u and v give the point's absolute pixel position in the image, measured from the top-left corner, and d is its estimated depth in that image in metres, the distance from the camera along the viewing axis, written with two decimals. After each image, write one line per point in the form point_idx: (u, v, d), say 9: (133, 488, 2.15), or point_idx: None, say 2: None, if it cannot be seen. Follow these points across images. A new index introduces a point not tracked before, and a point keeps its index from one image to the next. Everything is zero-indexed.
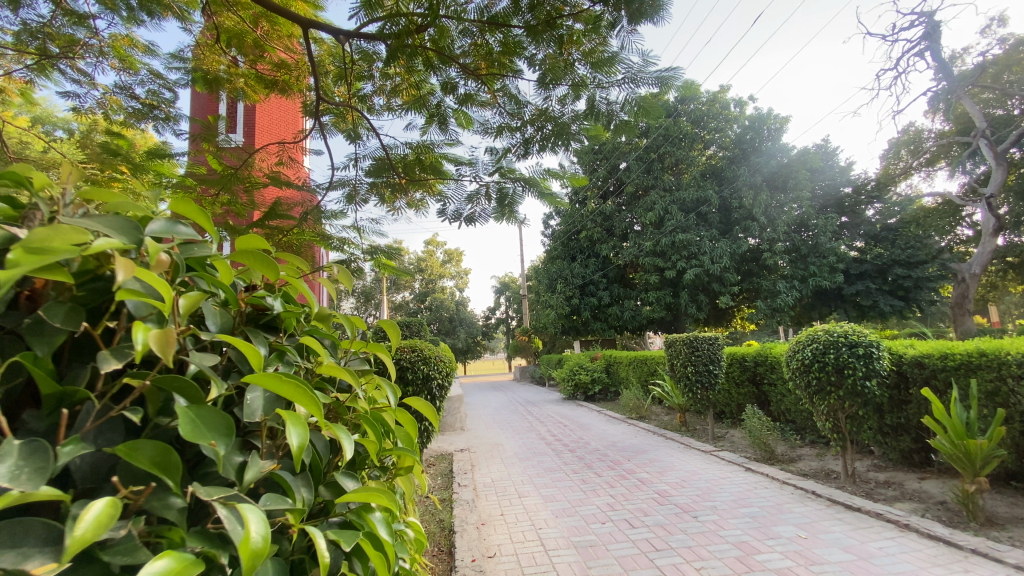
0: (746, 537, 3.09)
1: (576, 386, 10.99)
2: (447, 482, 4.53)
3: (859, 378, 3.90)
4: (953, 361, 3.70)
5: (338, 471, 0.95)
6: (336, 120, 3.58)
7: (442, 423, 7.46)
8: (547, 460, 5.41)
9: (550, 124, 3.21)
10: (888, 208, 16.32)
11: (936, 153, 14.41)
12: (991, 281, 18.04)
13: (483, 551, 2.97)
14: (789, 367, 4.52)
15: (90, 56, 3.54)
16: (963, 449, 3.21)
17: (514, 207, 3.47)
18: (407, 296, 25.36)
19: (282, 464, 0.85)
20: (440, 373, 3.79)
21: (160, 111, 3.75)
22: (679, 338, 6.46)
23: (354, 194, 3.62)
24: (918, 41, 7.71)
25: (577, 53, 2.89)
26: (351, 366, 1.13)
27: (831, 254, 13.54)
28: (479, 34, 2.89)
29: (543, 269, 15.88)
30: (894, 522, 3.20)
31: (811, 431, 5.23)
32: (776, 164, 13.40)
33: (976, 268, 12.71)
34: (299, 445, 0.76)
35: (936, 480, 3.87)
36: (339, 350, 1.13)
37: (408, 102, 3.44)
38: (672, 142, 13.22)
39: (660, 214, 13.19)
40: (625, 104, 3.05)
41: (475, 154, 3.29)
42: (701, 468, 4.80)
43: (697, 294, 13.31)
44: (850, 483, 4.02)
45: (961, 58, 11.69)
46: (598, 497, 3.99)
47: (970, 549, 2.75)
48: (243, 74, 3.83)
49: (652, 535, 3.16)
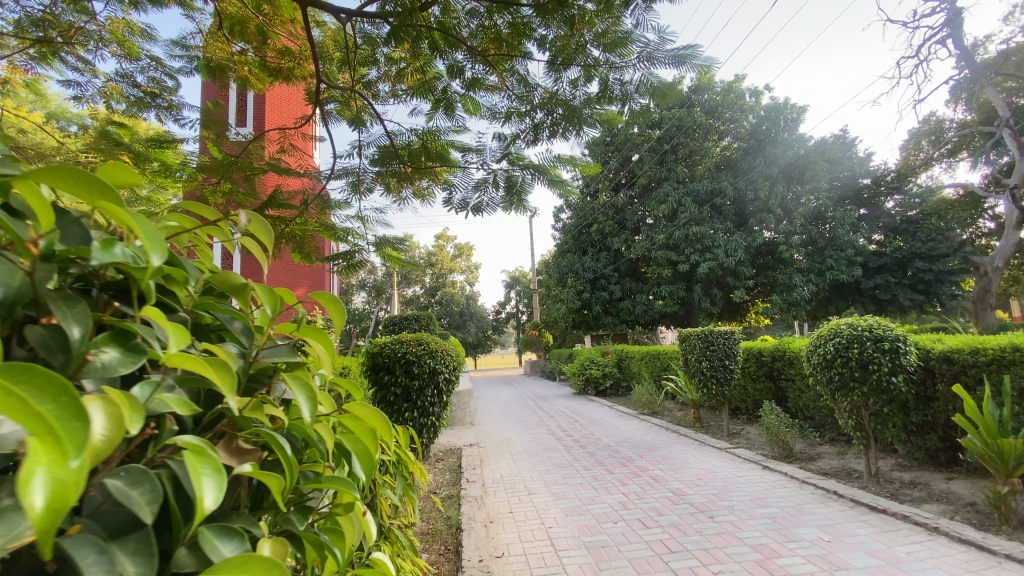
0: (765, 539, 2.95)
1: (587, 381, 10.88)
2: (455, 478, 4.45)
3: (885, 373, 3.72)
4: (985, 357, 3.51)
5: (211, 530, 0.61)
6: (341, 107, 3.48)
7: (452, 417, 7.42)
8: (557, 456, 5.31)
9: (561, 108, 3.06)
10: (908, 199, 15.90)
11: (959, 143, 13.99)
12: (1014, 275, 17.54)
13: (490, 551, 2.87)
14: (809, 362, 4.35)
15: (90, 42, 3.48)
16: (995, 449, 3.03)
17: (523, 196, 3.33)
18: (419, 290, 25.48)
19: (87, 527, 0.50)
20: (446, 367, 3.70)
21: (163, 99, 3.64)
22: (694, 332, 6.31)
23: (358, 183, 3.50)
24: (941, 27, 7.45)
25: (589, 35, 2.73)
26: (268, 359, 0.81)
27: (850, 247, 13.13)
28: (488, 15, 2.80)
29: (554, 263, 15.78)
30: (921, 525, 3.04)
31: (831, 429, 5.07)
32: (793, 155, 13.07)
33: (999, 261, 12.33)
34: (47, 504, 0.40)
35: (964, 481, 3.69)
36: (255, 336, 0.83)
37: (413, 87, 3.33)
38: (685, 133, 12.99)
39: (673, 206, 12.98)
40: (640, 85, 2.92)
41: (483, 141, 3.18)
42: (716, 466, 4.66)
43: (710, 288, 13.07)
44: (873, 483, 3.86)
45: (985, 44, 11.31)
46: (609, 495, 3.88)
47: (1004, 554, 2.58)
48: (249, 62, 3.75)
49: (666, 536, 3.04)
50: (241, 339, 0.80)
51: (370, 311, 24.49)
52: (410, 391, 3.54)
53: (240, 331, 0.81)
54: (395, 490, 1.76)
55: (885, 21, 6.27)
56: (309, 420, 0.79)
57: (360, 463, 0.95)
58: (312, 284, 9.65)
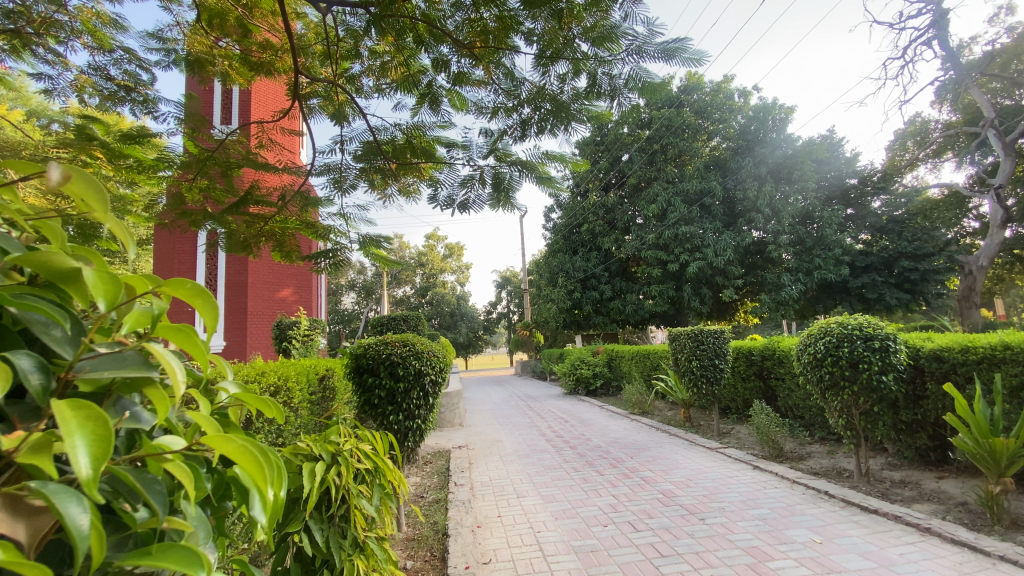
0: (757, 542, 2.90)
1: (578, 381, 10.83)
2: (443, 481, 4.36)
3: (875, 372, 3.70)
4: (975, 355, 3.49)
5: None
6: (324, 102, 3.37)
7: (440, 419, 7.33)
8: (547, 458, 5.24)
9: (548, 103, 2.95)
10: (894, 199, 16.05)
11: (943, 144, 14.18)
12: (998, 274, 17.78)
13: (477, 557, 2.79)
14: (800, 362, 4.32)
15: (63, 35, 3.42)
16: (987, 449, 3.01)
17: (511, 193, 3.22)
18: (408, 290, 25.35)
19: None
20: (432, 369, 3.60)
21: (138, 94, 3.39)
22: (684, 331, 6.27)
23: (341, 180, 3.41)
24: (927, 29, 7.50)
25: (577, 28, 2.67)
26: (91, 374, 0.62)
27: (837, 247, 13.15)
28: (473, 9, 2.70)
29: (545, 262, 15.73)
30: (913, 525, 3.01)
31: (821, 428, 5.06)
32: (781, 155, 13.12)
33: (984, 260, 12.44)
34: None
35: (955, 480, 3.67)
36: (85, 347, 0.64)
37: (398, 81, 3.24)
38: (674, 133, 12.97)
39: (662, 206, 12.96)
40: (630, 78, 2.85)
41: (469, 136, 3.10)
42: (707, 466, 4.63)
43: (700, 287, 13.10)
44: (863, 482, 3.85)
45: (969, 46, 11.45)
46: (599, 497, 3.83)
47: (997, 555, 2.55)
48: (228, 56, 3.62)
49: (657, 540, 2.98)
50: (62, 343, 0.62)
51: (360, 312, 24.26)
52: (395, 393, 3.44)
53: (62, 337, 0.63)
54: (371, 500, 1.69)
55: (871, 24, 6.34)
56: (90, 480, 0.51)
57: (259, 505, 0.79)
58: (299, 284, 9.48)
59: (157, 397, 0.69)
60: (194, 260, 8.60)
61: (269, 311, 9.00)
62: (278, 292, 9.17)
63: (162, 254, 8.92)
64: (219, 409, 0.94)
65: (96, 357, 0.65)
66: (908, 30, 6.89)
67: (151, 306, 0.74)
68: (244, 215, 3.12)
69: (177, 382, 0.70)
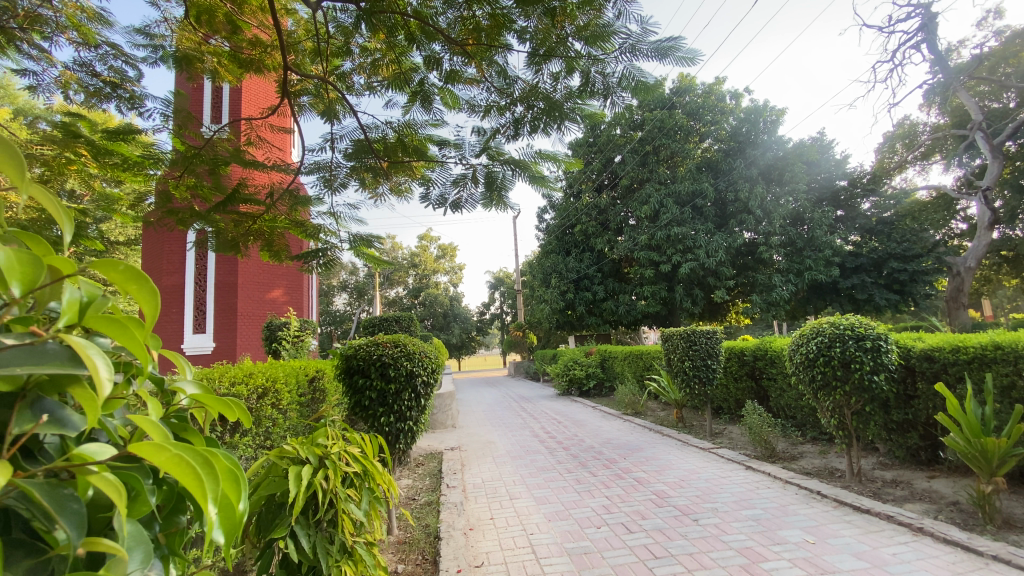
0: (751, 542, 2.89)
1: (570, 381, 10.81)
2: (434, 484, 4.32)
3: (866, 372, 3.71)
4: (965, 355, 3.51)
5: None
6: (314, 100, 3.33)
7: (432, 421, 7.28)
8: (540, 459, 5.22)
9: (541, 102, 2.93)
10: (883, 201, 16.21)
11: (931, 147, 14.35)
12: (985, 275, 18.00)
13: (469, 560, 2.76)
14: (792, 362, 4.33)
15: (48, 30, 3.37)
16: (978, 448, 3.02)
17: (504, 192, 3.18)
18: (401, 291, 25.23)
19: None
20: (424, 369, 3.56)
21: (124, 91, 3.34)
22: (676, 332, 6.27)
23: (331, 179, 3.36)
24: (915, 32, 7.58)
25: (570, 27, 2.64)
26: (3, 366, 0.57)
27: (828, 248, 13.24)
28: (466, 7, 2.67)
29: (538, 263, 15.72)
30: (906, 525, 3.01)
31: (812, 427, 5.07)
32: (773, 156, 13.18)
33: (971, 262, 12.57)
34: None
35: (946, 479, 3.69)
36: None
37: (389, 79, 3.21)
38: (667, 134, 13.02)
39: (655, 207, 12.98)
40: (623, 77, 2.81)
41: (461, 134, 3.07)
42: (700, 467, 4.62)
43: (692, 288, 13.15)
44: (856, 482, 3.86)
45: (957, 50, 11.58)
46: (592, 498, 3.81)
47: (989, 555, 2.56)
48: (215, 53, 3.56)
49: (651, 541, 2.96)
50: None
51: (351, 312, 24.16)
52: (386, 395, 3.40)
53: None
54: (360, 505, 1.65)
55: (861, 27, 6.40)
56: None
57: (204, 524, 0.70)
58: (291, 284, 9.39)
59: (82, 396, 0.64)
60: (183, 260, 8.48)
61: (260, 312, 8.90)
62: (269, 292, 9.08)
63: (151, 254, 8.81)
64: (178, 412, 0.89)
65: (5, 350, 0.59)
66: (897, 34, 6.96)
67: (78, 291, 0.71)
68: (231, 213, 3.05)
69: (104, 379, 0.63)
